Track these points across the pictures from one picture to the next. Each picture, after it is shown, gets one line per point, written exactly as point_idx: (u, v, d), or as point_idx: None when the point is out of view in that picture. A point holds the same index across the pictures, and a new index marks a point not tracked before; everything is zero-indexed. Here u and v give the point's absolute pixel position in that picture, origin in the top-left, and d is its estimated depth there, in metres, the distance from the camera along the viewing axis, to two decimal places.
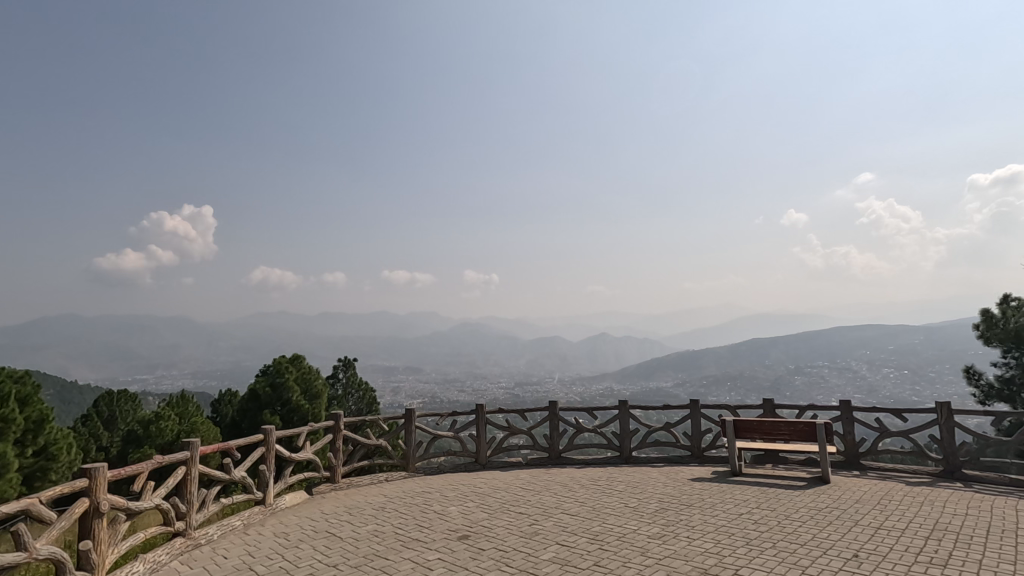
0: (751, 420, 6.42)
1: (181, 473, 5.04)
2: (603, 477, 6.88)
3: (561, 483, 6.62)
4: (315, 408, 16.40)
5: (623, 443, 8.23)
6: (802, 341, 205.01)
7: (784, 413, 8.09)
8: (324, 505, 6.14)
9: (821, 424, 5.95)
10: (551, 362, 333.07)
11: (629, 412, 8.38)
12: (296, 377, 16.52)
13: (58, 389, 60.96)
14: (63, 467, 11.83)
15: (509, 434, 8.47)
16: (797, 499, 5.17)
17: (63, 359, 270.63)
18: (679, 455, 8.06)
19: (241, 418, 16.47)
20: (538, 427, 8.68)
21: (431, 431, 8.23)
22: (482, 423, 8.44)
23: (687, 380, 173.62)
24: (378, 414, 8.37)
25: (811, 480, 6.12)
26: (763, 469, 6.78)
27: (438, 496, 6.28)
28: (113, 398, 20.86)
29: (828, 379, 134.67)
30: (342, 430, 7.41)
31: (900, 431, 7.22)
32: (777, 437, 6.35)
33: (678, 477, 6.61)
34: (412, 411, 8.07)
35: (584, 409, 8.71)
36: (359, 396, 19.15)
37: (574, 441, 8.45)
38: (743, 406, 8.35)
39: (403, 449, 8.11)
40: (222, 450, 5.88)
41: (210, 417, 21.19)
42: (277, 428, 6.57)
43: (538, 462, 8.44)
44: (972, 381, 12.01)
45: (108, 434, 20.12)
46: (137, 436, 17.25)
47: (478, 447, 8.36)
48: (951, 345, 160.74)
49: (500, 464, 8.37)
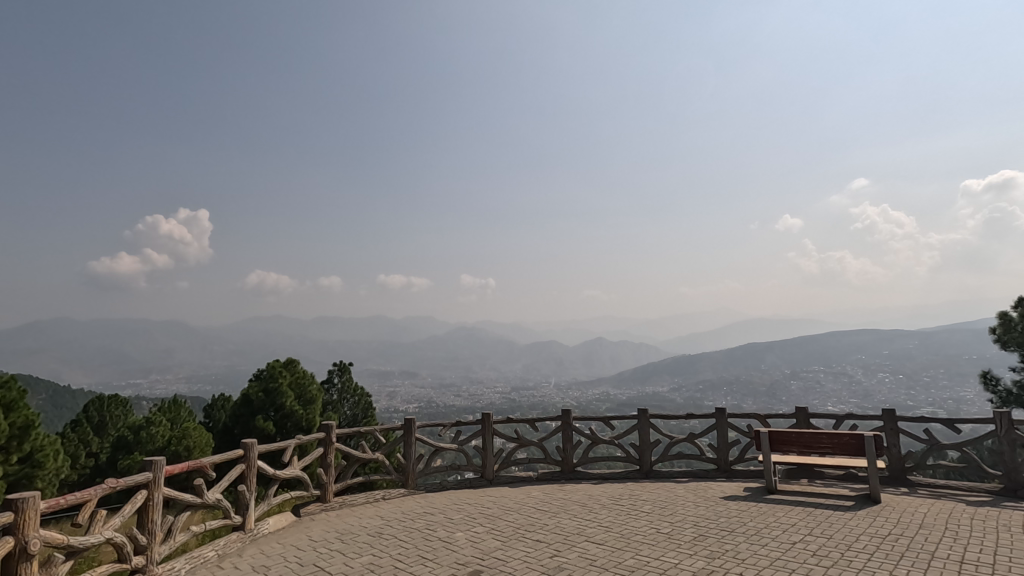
0: (789, 433, 5.99)
1: (141, 500, 4.59)
2: (627, 495, 6.46)
3: (579, 503, 6.15)
4: (309, 414, 15.90)
5: (643, 456, 7.80)
6: (797, 345, 205.22)
7: (820, 424, 7.64)
8: (312, 531, 5.66)
9: (869, 437, 5.54)
10: (547, 367, 332.11)
11: (649, 422, 7.93)
12: (289, 382, 16.10)
13: (49, 394, 59.92)
14: (49, 474, 11.30)
15: (518, 447, 7.99)
16: (851, 524, 4.71)
17: (56, 364, 267.89)
18: (701, 471, 7.60)
19: (233, 424, 16.04)
20: (549, 439, 8.23)
21: (432, 444, 7.73)
22: (489, 436, 7.98)
23: (683, 384, 173.06)
24: (375, 425, 7.85)
25: (856, 498, 5.68)
26: (799, 486, 6.37)
27: (443, 520, 5.77)
28: (103, 403, 20.35)
29: (823, 383, 134.95)
30: (334, 444, 6.91)
31: (952, 444, 6.78)
32: (818, 452, 5.95)
33: (708, 495, 6.13)
34: (412, 422, 7.59)
35: (599, 419, 8.28)
36: (355, 401, 18.56)
37: (588, 454, 8.01)
38: (771, 416, 7.92)
39: (402, 464, 7.64)
40: (194, 470, 5.33)
41: (203, 423, 20.62)
42: (259, 443, 6.06)
43: (550, 477, 7.97)
44: (990, 387, 11.60)
45: (98, 439, 19.59)
46: (127, 443, 16.79)
47: (484, 461, 7.92)
48: (944, 349, 161.61)
49: (509, 481, 7.88)
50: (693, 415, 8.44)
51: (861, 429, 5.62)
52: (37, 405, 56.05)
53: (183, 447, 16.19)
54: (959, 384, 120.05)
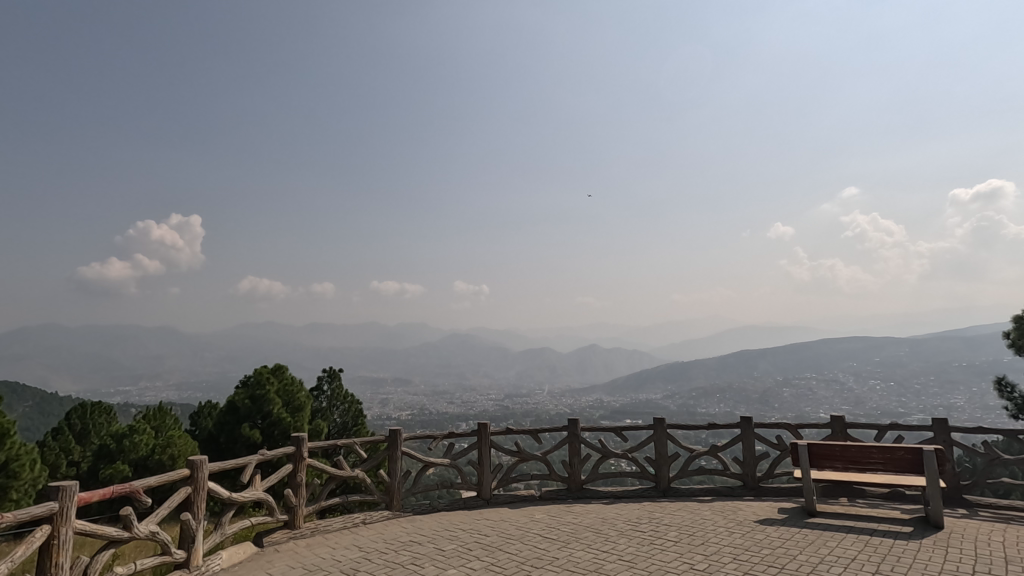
0: (833, 447, 5.64)
1: (43, 540, 3.96)
2: (645, 518, 5.97)
3: (595, 528, 5.62)
4: (297, 422, 15.32)
5: (659, 471, 7.33)
6: (789, 352, 205.08)
7: (857, 436, 7.24)
8: (272, 567, 5.04)
9: (927, 452, 5.20)
10: (540, 374, 331.03)
11: (666, 434, 7.43)
12: (277, 389, 15.51)
13: (36, 401, 58.72)
14: (25, 485, 10.69)
15: (519, 461, 7.45)
16: (917, 558, 4.20)
17: (42, 370, 263.55)
18: (724, 488, 7.13)
19: (218, 432, 15.48)
20: (553, 452, 7.63)
21: (420, 459, 7.15)
22: (485, 450, 7.42)
23: (677, 392, 172.96)
24: (359, 439, 7.20)
25: (912, 522, 5.24)
26: (841, 505, 5.95)
27: (434, 551, 5.20)
28: (87, 411, 19.55)
29: (816, 391, 135.06)
30: (304, 460, 6.27)
31: (1010, 458, 6.35)
32: (864, 469, 5.57)
33: (739, 519, 5.62)
34: (398, 434, 7.00)
35: (611, 430, 7.76)
36: (345, 409, 17.89)
37: (598, 470, 7.47)
38: (804, 426, 7.49)
39: (387, 483, 7.01)
40: (126, 495, 4.69)
41: (189, 431, 19.86)
42: (211, 461, 5.44)
43: (557, 496, 7.40)
44: (1005, 394, 11.13)
45: (80, 448, 18.76)
46: (109, 451, 16.12)
47: (481, 478, 7.35)
48: (934, 357, 162.37)
49: (507, 500, 7.32)
50: (711, 426, 7.97)
51: (918, 443, 5.25)
52: (22, 412, 54.82)
53: (168, 455, 15.58)
54: (948, 391, 120.76)
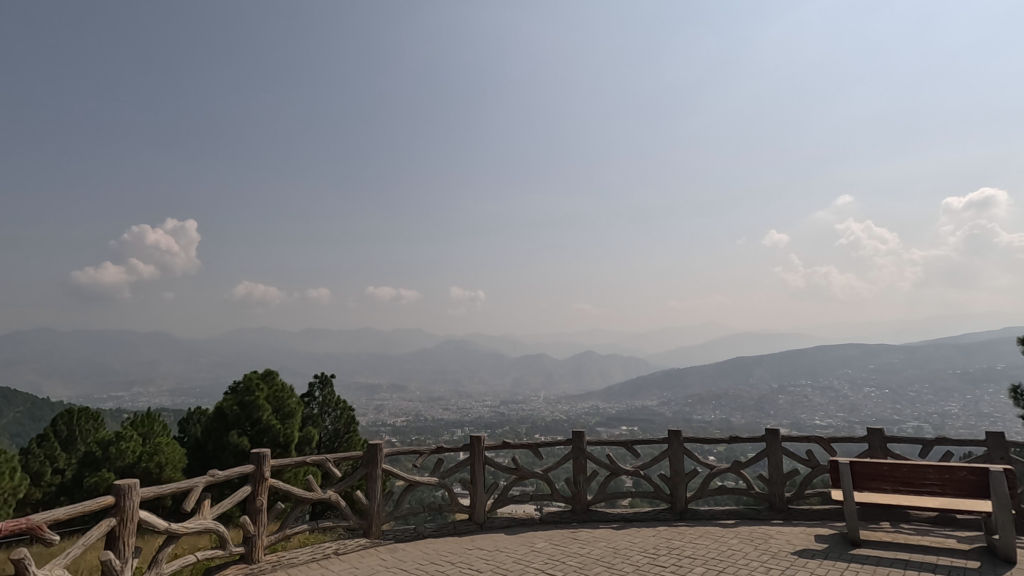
0: (881, 466, 5.32)
1: None
2: (662, 548, 5.51)
3: (611, 562, 5.14)
4: (287, 429, 14.71)
5: (675, 492, 6.92)
6: (786, 359, 204.28)
7: (898, 450, 7.03)
8: None
9: (992, 472, 4.85)
10: (536, 381, 329.24)
11: (682, 448, 7.01)
12: (266, 395, 14.98)
13: (27, 407, 57.74)
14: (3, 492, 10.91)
15: (516, 480, 6.98)
16: None
17: (35, 376, 261.28)
18: (748, 510, 6.75)
19: (206, 440, 14.99)
20: (556, 469, 7.16)
21: (405, 479, 6.64)
22: (479, 467, 6.92)
23: (672, 398, 172.71)
24: (334, 455, 6.68)
25: (980, 557, 4.85)
26: (892, 533, 5.61)
27: None
28: (73, 417, 18.90)
29: (811, 397, 134.99)
30: (267, 480, 5.75)
31: None
32: (919, 491, 5.20)
33: (774, 549, 5.21)
34: (378, 448, 6.53)
35: (622, 444, 7.30)
36: (337, 415, 17.36)
37: (605, 489, 7.03)
38: (835, 441, 7.26)
39: (365, 508, 6.47)
40: (30, 531, 4.08)
41: (179, 438, 19.24)
42: (145, 487, 4.88)
43: (560, 519, 6.94)
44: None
45: (66, 455, 18.14)
46: (95, 459, 15.62)
47: (474, 498, 6.84)
48: (929, 365, 162.19)
49: (504, 524, 6.84)
50: (732, 439, 7.64)
51: (986, 465, 4.87)
52: (12, 418, 53.81)
53: (154, 463, 14.92)
54: (944, 398, 120.57)
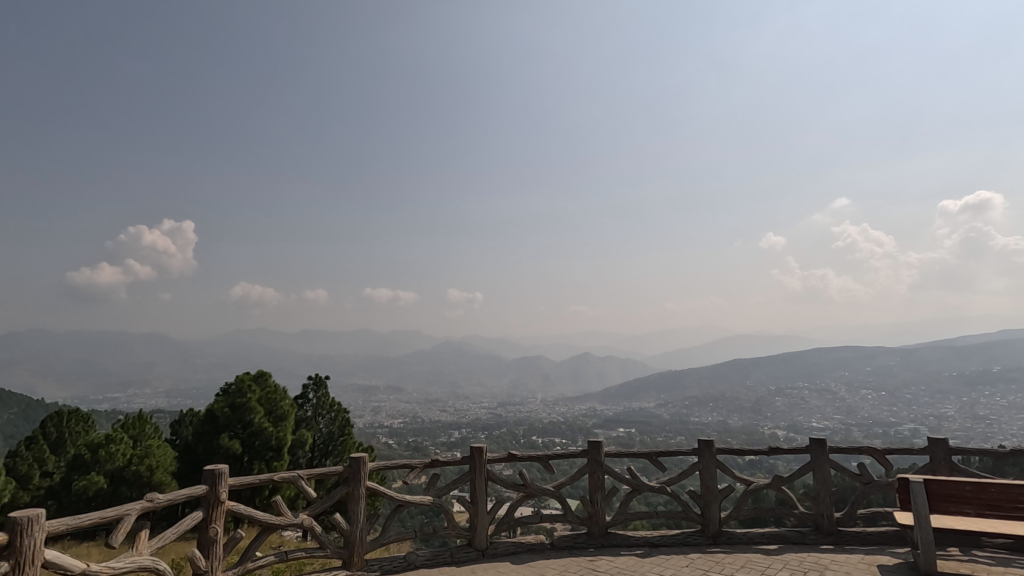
0: (957, 488, 4.99)
1: None
2: None
3: None
4: (280, 432, 14.11)
5: (705, 513, 6.46)
6: (782, 360, 204.66)
7: (965, 463, 6.70)
8: None
9: None
10: (532, 381, 328.92)
11: (711, 461, 6.56)
12: (259, 397, 14.46)
13: (22, 408, 56.99)
14: None
15: (524, 498, 6.47)
16: None
17: (31, 376, 260.50)
18: (792, 534, 6.34)
19: (197, 443, 14.48)
20: (567, 485, 6.67)
21: (399, 499, 6.12)
22: (481, 483, 6.41)
23: (671, 400, 172.70)
24: (311, 472, 6.06)
25: None
26: (970, 563, 5.26)
27: None
28: (63, 419, 18.29)
29: (808, 399, 135.25)
30: (223, 504, 5.18)
31: None
32: (1004, 513, 4.88)
33: None
34: (363, 461, 6.01)
35: (643, 457, 6.80)
36: (331, 417, 16.76)
37: (624, 508, 6.57)
38: (891, 452, 6.87)
39: (350, 534, 5.92)
40: None
41: (169, 440, 18.64)
42: (63, 523, 4.10)
43: (578, 542, 6.47)
44: None
45: (54, 458, 17.60)
46: (84, 462, 15.05)
47: (475, 523, 6.35)
48: (925, 367, 162.38)
49: (509, 551, 6.36)
50: (770, 448, 7.21)
51: None
52: (5, 420, 52.97)
53: (145, 466, 14.36)
54: (940, 400, 121.05)
